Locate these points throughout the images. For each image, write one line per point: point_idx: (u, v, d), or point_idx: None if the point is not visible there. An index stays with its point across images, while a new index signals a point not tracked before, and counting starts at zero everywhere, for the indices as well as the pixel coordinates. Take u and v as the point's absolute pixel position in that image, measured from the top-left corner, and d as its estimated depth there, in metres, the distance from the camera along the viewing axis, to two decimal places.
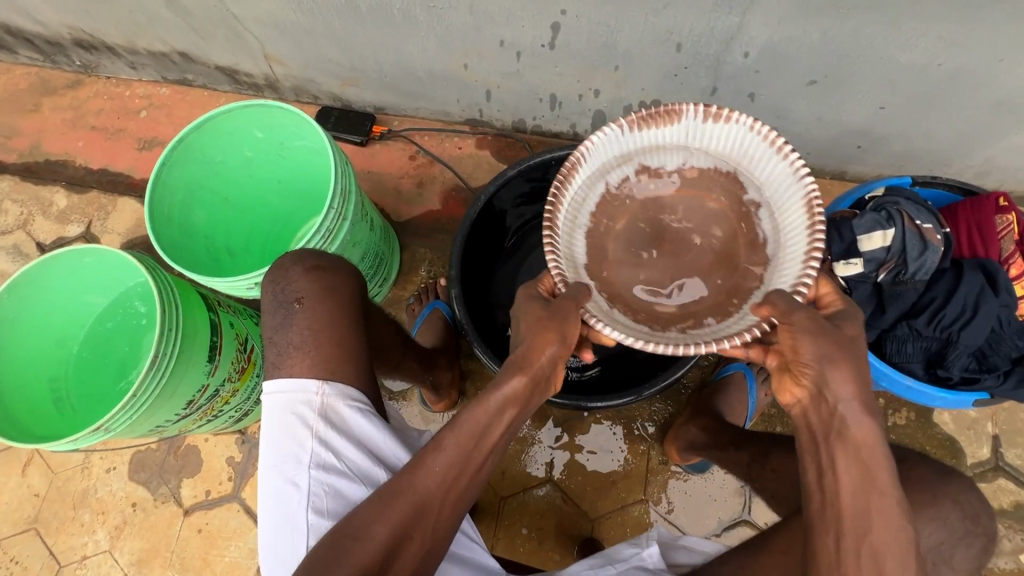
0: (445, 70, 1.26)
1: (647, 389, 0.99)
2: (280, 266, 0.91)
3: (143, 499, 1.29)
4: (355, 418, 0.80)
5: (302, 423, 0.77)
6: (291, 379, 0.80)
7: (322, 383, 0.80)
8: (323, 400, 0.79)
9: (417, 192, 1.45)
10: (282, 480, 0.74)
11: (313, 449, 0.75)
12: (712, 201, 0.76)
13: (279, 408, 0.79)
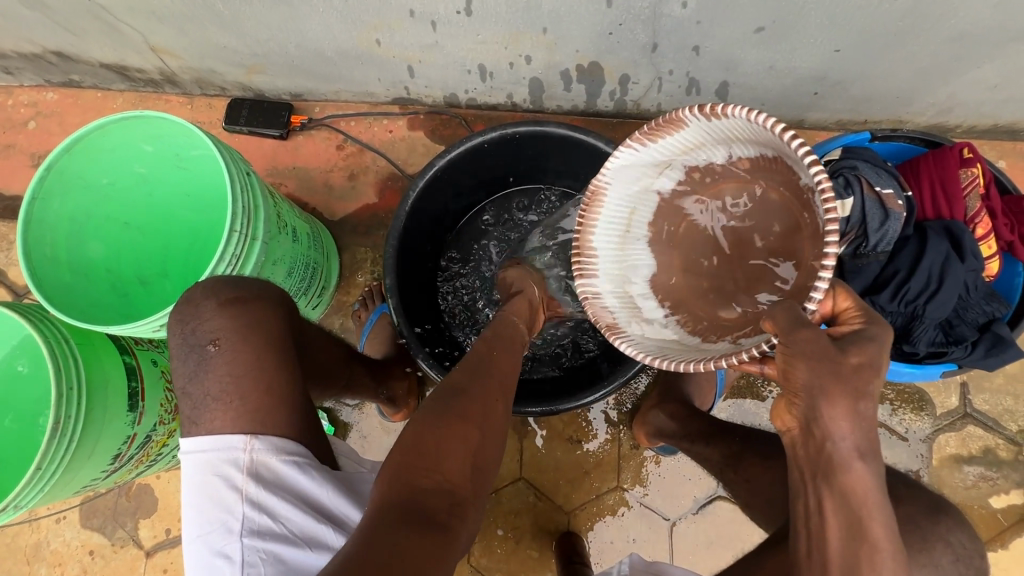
0: (356, 49, 1.12)
1: (609, 384, 0.93)
2: (191, 300, 0.78)
3: (101, 546, 1.23)
4: (294, 474, 0.71)
5: (230, 485, 0.67)
6: (213, 436, 0.70)
7: (250, 437, 0.70)
8: (251, 456, 0.69)
9: (350, 185, 1.33)
10: (210, 552, 0.65)
11: (244, 514, 0.66)
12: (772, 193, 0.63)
13: (201, 469, 0.69)
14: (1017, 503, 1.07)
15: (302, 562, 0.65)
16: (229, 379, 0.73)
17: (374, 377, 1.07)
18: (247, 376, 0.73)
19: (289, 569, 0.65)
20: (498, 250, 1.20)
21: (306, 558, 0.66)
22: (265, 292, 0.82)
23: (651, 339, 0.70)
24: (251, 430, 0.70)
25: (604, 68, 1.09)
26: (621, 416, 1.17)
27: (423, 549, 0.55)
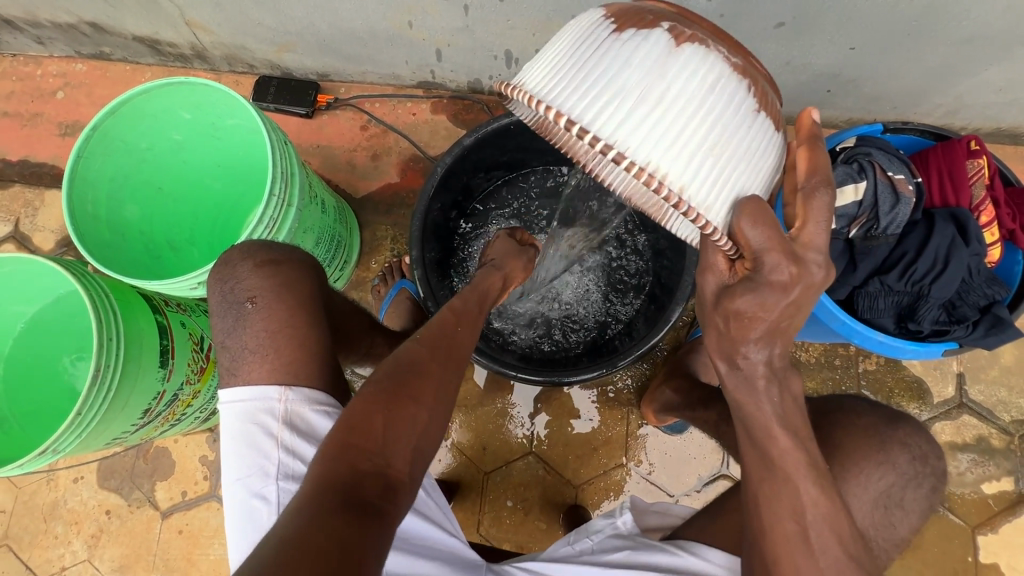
0: (387, 30, 1.16)
1: (621, 360, 0.97)
2: (230, 261, 0.82)
3: (116, 506, 1.26)
4: (324, 424, 0.74)
5: (266, 433, 0.71)
6: (248, 387, 0.73)
7: (285, 388, 0.73)
8: (286, 407, 0.72)
9: (373, 164, 1.36)
10: (248, 494, 0.68)
11: (280, 460, 0.69)
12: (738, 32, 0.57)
13: (238, 419, 0.72)
14: (1008, 489, 1.12)
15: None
16: (266, 333, 0.76)
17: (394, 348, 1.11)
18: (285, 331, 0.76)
19: None
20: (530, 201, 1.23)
21: None
22: (296, 254, 0.85)
23: None
24: (287, 381, 0.73)
25: None
26: (630, 395, 1.21)
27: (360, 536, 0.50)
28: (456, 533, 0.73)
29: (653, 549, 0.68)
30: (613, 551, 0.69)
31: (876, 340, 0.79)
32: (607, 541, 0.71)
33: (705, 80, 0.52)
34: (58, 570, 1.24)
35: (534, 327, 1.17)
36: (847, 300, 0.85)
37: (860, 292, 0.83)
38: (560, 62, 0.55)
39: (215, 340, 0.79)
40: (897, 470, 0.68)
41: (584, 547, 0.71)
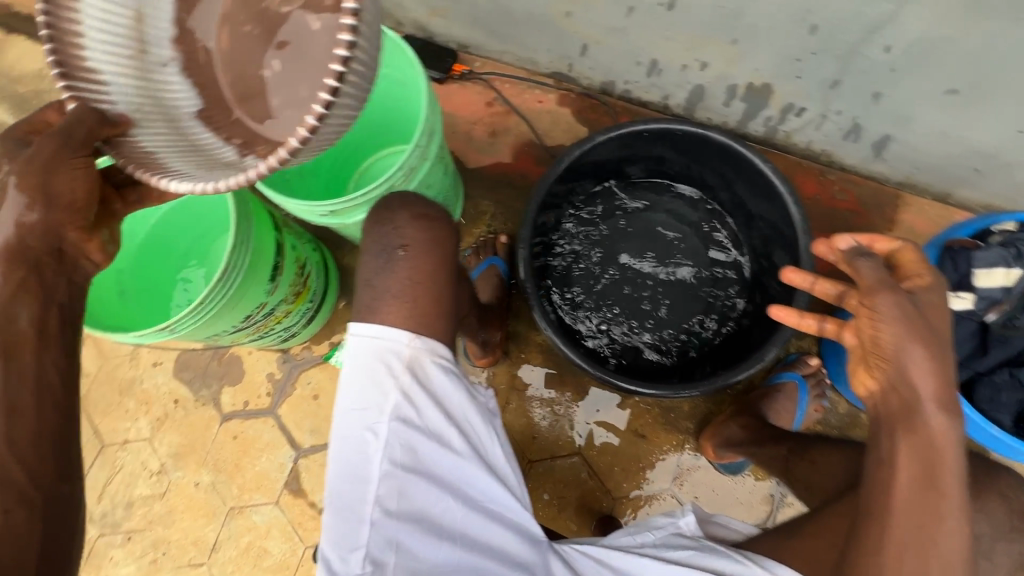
0: (544, 16, 1.18)
1: (689, 389, 0.96)
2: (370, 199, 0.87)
3: (185, 398, 1.34)
4: (443, 379, 0.65)
5: (388, 373, 0.63)
6: (383, 326, 0.64)
7: (414, 335, 0.65)
8: (412, 353, 0.64)
9: (489, 140, 1.39)
10: (356, 424, 0.62)
11: (397, 403, 0.62)
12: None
13: (361, 348, 0.65)
14: None
15: (432, 459, 0.62)
16: (409, 281, 0.67)
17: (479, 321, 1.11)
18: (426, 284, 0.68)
19: (423, 464, 0.62)
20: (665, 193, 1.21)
21: (439, 457, 0.63)
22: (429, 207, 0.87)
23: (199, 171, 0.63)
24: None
25: (775, 92, 1.12)
26: (689, 425, 1.20)
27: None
28: (521, 498, 0.68)
29: (718, 555, 0.67)
30: (674, 548, 0.69)
31: (992, 433, 0.78)
32: (669, 539, 0.71)
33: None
34: (122, 442, 1.34)
35: (614, 332, 1.15)
36: (966, 382, 0.90)
37: (984, 378, 0.88)
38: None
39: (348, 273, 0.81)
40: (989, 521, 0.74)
41: (645, 540, 0.71)
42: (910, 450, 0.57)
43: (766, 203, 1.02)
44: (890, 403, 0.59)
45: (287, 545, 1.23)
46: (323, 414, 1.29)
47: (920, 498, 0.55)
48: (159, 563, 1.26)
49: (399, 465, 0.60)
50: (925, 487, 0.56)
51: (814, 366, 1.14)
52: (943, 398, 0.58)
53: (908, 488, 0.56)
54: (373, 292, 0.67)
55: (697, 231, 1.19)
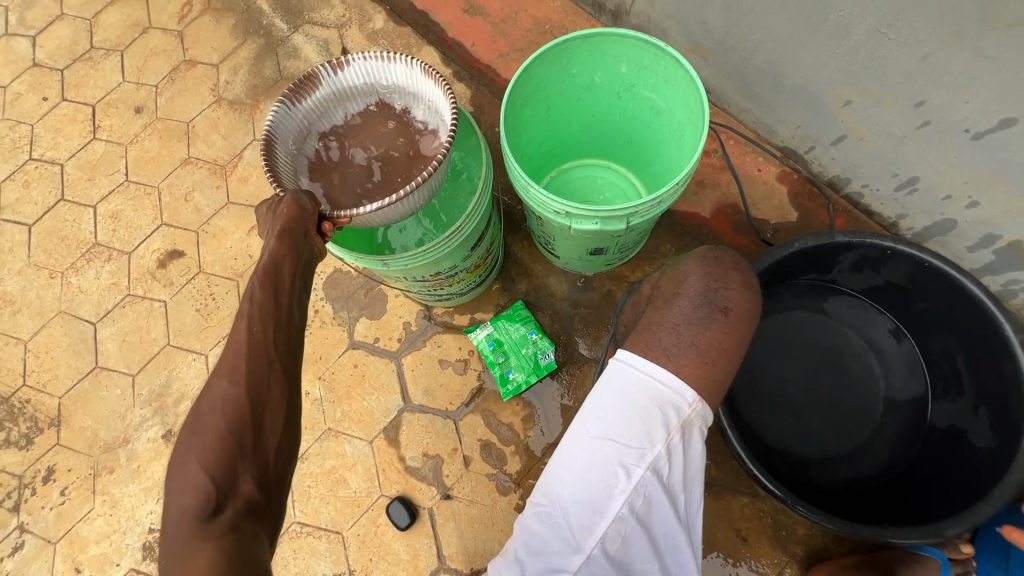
0: (818, 95, 1.13)
1: (861, 530, 0.88)
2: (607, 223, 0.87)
3: (324, 312, 1.41)
4: (697, 450, 0.69)
5: (662, 423, 0.67)
6: (673, 376, 0.69)
7: (698, 399, 0.68)
8: (688, 414, 0.68)
9: (694, 189, 1.36)
10: (612, 455, 0.65)
11: (658, 454, 0.65)
12: (390, 127, 1.06)
13: (639, 386, 0.70)
14: None
15: (659, 517, 0.65)
16: (716, 343, 0.72)
17: None
18: (727, 353, 0.73)
19: (650, 516, 0.64)
20: (862, 317, 1.15)
21: (666, 520, 0.65)
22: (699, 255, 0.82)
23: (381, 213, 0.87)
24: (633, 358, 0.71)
25: None
26: (798, 551, 1.12)
27: (239, 532, 0.57)
28: None
29: None
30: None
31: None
32: None
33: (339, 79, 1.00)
34: None
35: (765, 428, 1.12)
36: None
37: None
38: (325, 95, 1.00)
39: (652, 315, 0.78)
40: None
41: None
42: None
43: (995, 381, 0.94)
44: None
45: (365, 484, 1.27)
46: (441, 380, 1.31)
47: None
48: None
49: (634, 511, 0.63)
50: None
51: (966, 555, 1.01)
52: None
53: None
54: (673, 335, 0.73)
55: (890, 365, 1.12)
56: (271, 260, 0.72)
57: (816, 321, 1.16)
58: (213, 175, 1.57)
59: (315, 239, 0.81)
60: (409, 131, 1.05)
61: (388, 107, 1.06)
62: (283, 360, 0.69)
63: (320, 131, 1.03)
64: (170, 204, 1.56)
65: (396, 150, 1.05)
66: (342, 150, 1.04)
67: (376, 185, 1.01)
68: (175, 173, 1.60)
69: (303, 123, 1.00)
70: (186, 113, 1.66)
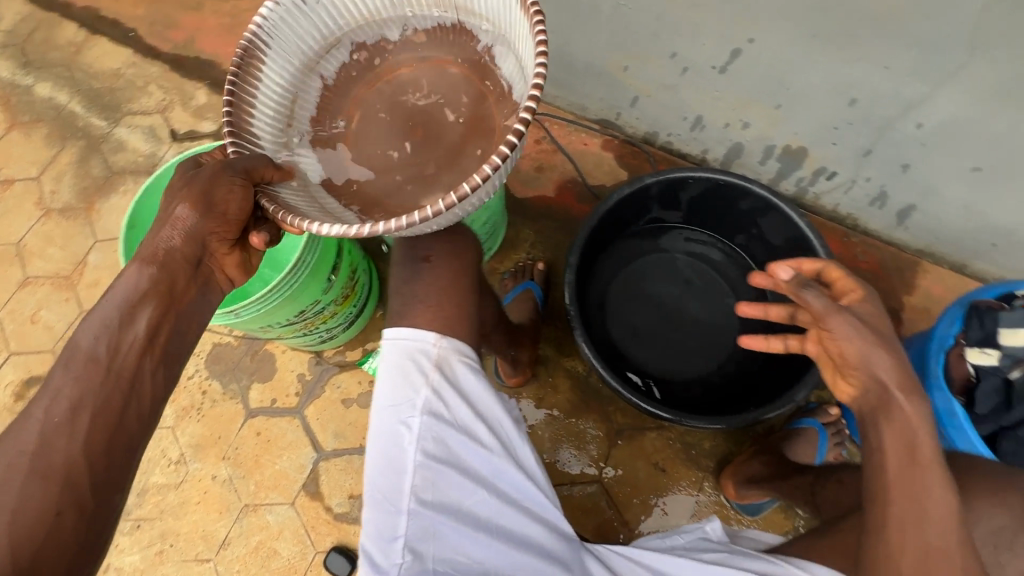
0: (602, 67, 1.29)
1: (735, 420, 0.99)
2: None
3: (213, 390, 1.36)
4: (468, 377, 0.76)
5: (418, 370, 0.74)
6: (413, 328, 0.78)
7: (440, 336, 0.77)
8: (439, 351, 0.76)
9: (535, 174, 1.48)
10: (391, 419, 0.72)
11: (426, 398, 0.72)
12: (454, 68, 0.82)
13: (395, 351, 0.77)
14: None
15: (458, 449, 0.72)
16: (432, 286, 0.83)
17: (507, 340, 1.13)
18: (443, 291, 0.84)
19: (451, 452, 0.71)
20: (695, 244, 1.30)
21: (466, 448, 0.72)
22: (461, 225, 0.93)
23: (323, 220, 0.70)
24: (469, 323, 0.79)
25: (810, 155, 1.20)
26: (710, 463, 1.22)
27: None
28: (541, 486, 0.77)
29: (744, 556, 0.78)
30: (706, 551, 0.79)
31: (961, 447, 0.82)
32: (696, 540, 0.83)
33: None
34: None
35: (645, 366, 1.22)
36: (989, 438, 0.84)
37: (1006, 434, 0.82)
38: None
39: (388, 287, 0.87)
40: (1011, 513, 0.71)
41: (675, 542, 0.84)
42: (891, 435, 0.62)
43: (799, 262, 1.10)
44: (867, 397, 0.64)
45: (297, 548, 1.22)
46: (348, 419, 1.31)
47: (907, 472, 0.60)
48: (164, 555, 1.24)
49: (430, 454, 0.70)
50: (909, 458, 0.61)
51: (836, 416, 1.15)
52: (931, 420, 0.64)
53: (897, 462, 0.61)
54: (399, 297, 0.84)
55: (728, 277, 1.27)
56: (126, 313, 0.63)
57: (669, 259, 1.30)
58: (59, 289, 1.48)
59: (220, 259, 0.72)
60: (480, 81, 0.81)
61: (462, 38, 0.82)
62: (102, 481, 0.57)
63: (352, 40, 0.82)
64: (16, 332, 1.45)
65: (453, 109, 0.81)
66: (349, 71, 0.82)
67: (405, 160, 0.79)
68: (14, 299, 1.48)
69: (320, 27, 0.78)
70: (13, 233, 1.56)
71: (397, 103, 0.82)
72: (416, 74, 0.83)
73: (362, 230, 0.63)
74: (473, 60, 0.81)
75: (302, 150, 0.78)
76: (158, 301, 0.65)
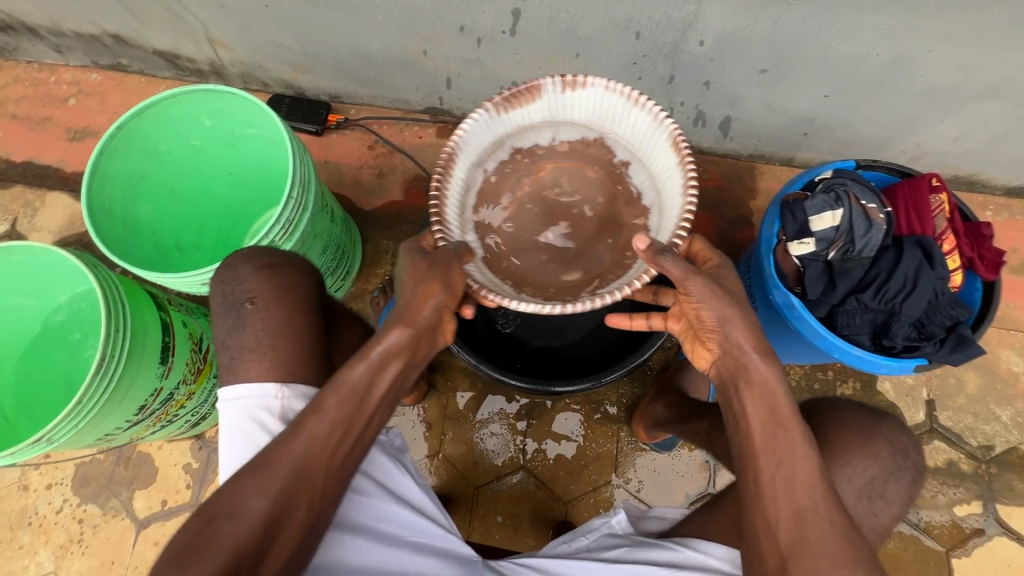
0: (403, 57, 1.23)
1: (608, 374, 1.01)
2: (229, 265, 0.83)
3: (91, 515, 1.21)
4: None
5: (265, 429, 0.73)
6: (249, 384, 0.74)
7: (281, 385, 0.74)
8: (283, 403, 0.74)
9: (378, 182, 1.42)
10: None
11: None
12: (590, 171, 0.77)
13: (238, 411, 0.74)
14: (977, 513, 1.16)
15: None
16: (266, 332, 0.77)
17: None
18: (281, 331, 0.78)
19: None
20: None
21: None
22: (295, 261, 0.86)
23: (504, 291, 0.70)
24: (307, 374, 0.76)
25: None
26: (619, 414, 1.24)
27: None
28: (422, 509, 0.80)
29: (648, 545, 0.76)
30: (610, 548, 0.78)
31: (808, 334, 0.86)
32: (602, 538, 0.80)
33: (595, 105, 0.74)
34: None
35: None
36: (827, 317, 0.89)
37: (839, 310, 0.87)
38: (536, 111, 0.75)
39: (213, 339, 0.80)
40: (872, 456, 0.76)
41: (581, 545, 0.80)
42: (753, 399, 0.64)
43: None
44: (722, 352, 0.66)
45: None
46: None
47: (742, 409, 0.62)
48: None
49: None
50: (774, 421, 0.63)
51: None
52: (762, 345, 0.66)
53: (762, 428, 0.63)
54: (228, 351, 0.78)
55: None
56: (379, 361, 0.66)
57: None
58: None
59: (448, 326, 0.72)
60: (613, 186, 0.76)
61: (602, 153, 0.77)
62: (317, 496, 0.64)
63: (515, 149, 0.77)
64: None
65: (590, 206, 0.76)
66: (537, 184, 0.77)
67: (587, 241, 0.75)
68: None
69: (501, 140, 0.75)
70: None
71: (564, 201, 0.77)
72: (556, 170, 0.77)
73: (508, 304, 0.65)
74: (608, 164, 0.76)
75: (475, 234, 0.73)
76: (404, 357, 0.68)
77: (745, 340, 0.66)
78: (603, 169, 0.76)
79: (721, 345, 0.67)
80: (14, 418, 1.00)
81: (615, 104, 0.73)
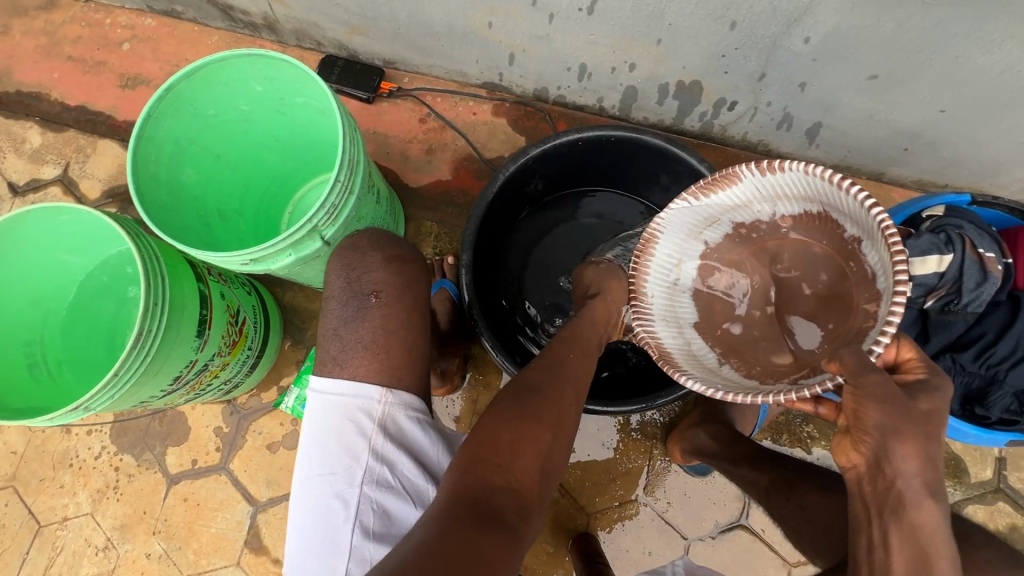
0: (466, 28, 1.14)
1: (659, 398, 0.92)
2: (355, 247, 0.82)
3: (126, 464, 1.25)
4: (415, 431, 0.74)
5: (359, 432, 0.70)
6: (352, 383, 0.73)
7: (385, 391, 0.73)
8: (384, 409, 0.72)
9: (426, 158, 1.35)
10: (325, 491, 0.67)
11: (368, 464, 0.68)
12: (816, 245, 0.70)
13: (331, 409, 0.72)
14: None
15: (401, 517, 0.67)
16: (380, 331, 0.76)
17: None
18: (397, 332, 0.78)
19: (394, 522, 0.67)
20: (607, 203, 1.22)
21: (412, 515, 0.68)
22: (418, 259, 0.86)
23: (696, 369, 0.74)
24: (352, 376, 0.74)
25: (705, 88, 1.10)
26: (655, 429, 1.19)
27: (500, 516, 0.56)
28: None
29: None
30: None
31: None
32: None
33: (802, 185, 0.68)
34: (60, 520, 1.23)
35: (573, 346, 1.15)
36: None
37: None
38: (738, 193, 0.73)
39: (325, 325, 0.79)
40: None
41: None
42: (901, 543, 0.54)
43: None
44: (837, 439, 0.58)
45: None
46: (279, 465, 1.22)
47: None
48: None
49: (369, 529, 0.65)
50: (921, 569, 0.53)
51: None
52: (931, 482, 0.54)
53: (904, 571, 0.53)
54: (339, 340, 0.77)
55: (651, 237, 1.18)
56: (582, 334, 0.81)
57: (568, 241, 1.21)
58: None
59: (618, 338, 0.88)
60: (841, 262, 0.68)
61: (825, 228, 0.69)
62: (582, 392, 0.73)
63: (728, 224, 0.76)
64: None
65: (811, 283, 0.71)
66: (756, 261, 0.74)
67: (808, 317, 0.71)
68: None
69: (707, 220, 0.76)
70: None
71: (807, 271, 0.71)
72: (779, 245, 0.73)
73: (682, 382, 0.72)
74: (837, 240, 0.68)
75: (685, 312, 0.77)
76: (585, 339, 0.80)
77: (909, 465, 0.53)
78: (832, 243, 0.69)
79: (874, 454, 0.54)
80: (57, 374, 1.00)
81: (820, 187, 0.67)
